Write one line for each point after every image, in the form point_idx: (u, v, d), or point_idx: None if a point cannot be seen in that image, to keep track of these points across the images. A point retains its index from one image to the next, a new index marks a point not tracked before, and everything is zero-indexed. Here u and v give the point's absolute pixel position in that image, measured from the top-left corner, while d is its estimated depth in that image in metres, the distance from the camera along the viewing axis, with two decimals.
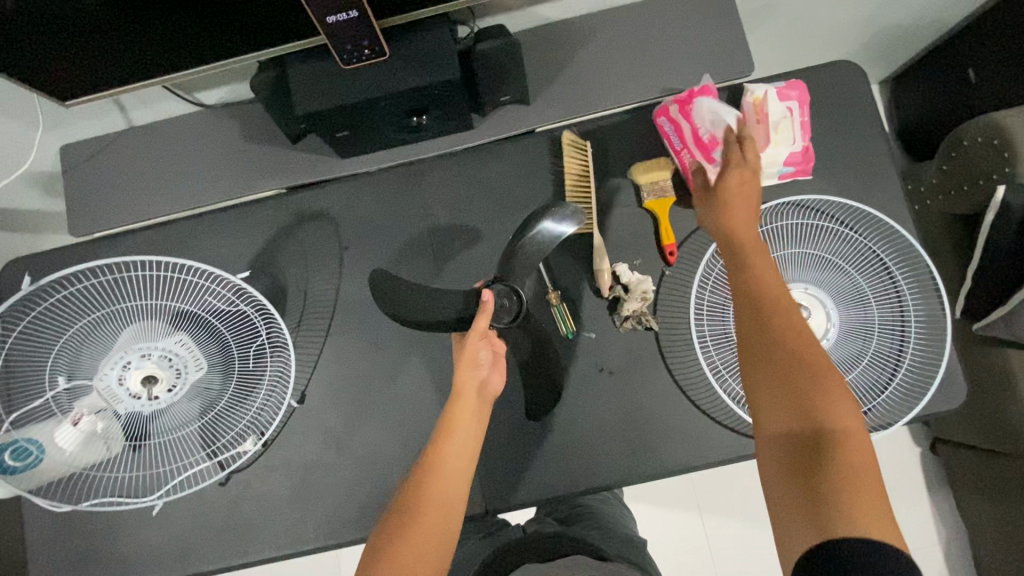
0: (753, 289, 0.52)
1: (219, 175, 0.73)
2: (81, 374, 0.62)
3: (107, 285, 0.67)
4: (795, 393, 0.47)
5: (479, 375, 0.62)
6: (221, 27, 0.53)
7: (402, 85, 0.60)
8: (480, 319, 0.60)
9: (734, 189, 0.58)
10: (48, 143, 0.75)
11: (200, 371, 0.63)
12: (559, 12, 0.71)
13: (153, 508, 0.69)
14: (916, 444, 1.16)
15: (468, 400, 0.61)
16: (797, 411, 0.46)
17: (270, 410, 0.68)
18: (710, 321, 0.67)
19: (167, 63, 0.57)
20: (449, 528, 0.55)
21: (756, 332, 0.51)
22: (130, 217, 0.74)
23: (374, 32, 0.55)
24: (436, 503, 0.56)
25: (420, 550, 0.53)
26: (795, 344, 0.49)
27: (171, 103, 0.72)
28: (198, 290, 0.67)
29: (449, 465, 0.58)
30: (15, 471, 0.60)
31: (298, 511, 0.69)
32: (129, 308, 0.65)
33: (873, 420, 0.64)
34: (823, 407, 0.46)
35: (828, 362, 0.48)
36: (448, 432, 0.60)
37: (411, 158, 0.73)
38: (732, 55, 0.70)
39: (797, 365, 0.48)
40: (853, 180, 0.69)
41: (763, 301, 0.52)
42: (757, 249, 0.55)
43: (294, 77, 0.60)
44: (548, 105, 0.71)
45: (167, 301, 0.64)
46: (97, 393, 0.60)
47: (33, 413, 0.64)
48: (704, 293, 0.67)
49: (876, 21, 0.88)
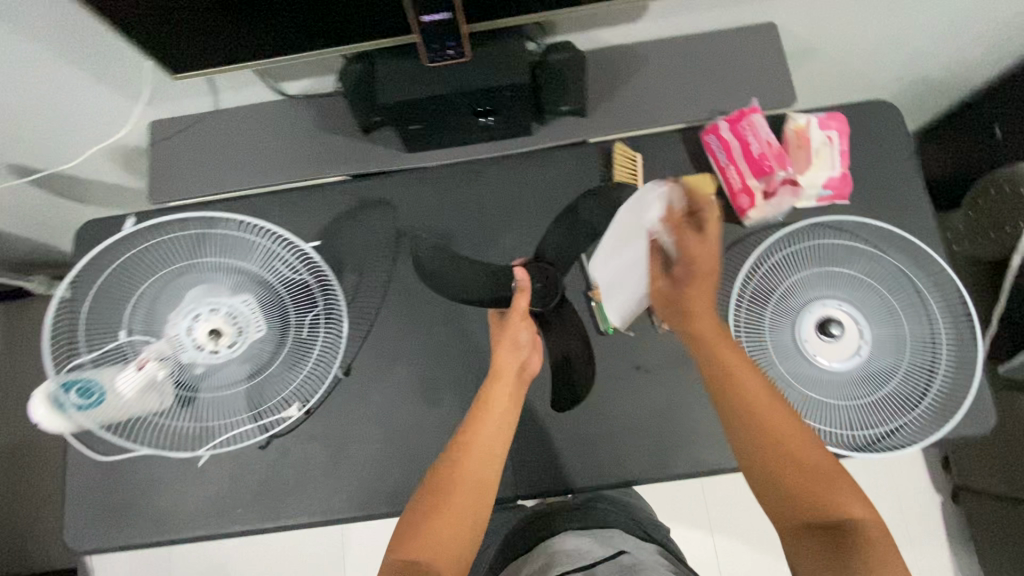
0: (732, 391, 0.59)
1: (292, 158, 0.79)
2: (150, 325, 0.66)
3: (174, 241, 0.70)
4: (801, 486, 0.54)
5: (512, 355, 0.66)
6: (325, 20, 0.59)
7: (477, 85, 0.65)
8: (523, 297, 0.67)
9: (691, 296, 0.62)
10: (138, 118, 0.81)
11: (260, 332, 0.67)
12: (619, 37, 0.78)
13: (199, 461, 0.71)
14: (933, 489, 1.16)
15: (506, 380, 0.65)
16: (804, 502, 0.54)
17: (316, 380, 0.71)
18: (747, 335, 0.69)
19: (267, 49, 0.63)
20: (475, 512, 0.59)
21: (751, 434, 0.57)
22: (205, 190, 0.79)
23: (459, 34, 0.60)
24: (465, 489, 0.59)
25: (447, 529, 0.57)
26: (784, 438, 0.56)
27: (257, 90, 0.79)
28: (266, 254, 0.69)
29: (482, 450, 0.62)
30: (77, 408, 0.62)
31: (333, 480, 0.71)
32: (199, 266, 0.68)
33: (910, 436, 0.66)
34: (823, 492, 0.53)
35: (811, 447, 0.56)
36: (481, 416, 0.63)
37: (469, 157, 0.78)
38: (778, 87, 0.75)
39: (791, 457, 0.55)
40: (888, 209, 0.73)
41: (753, 404, 0.58)
42: (723, 349, 0.60)
43: (380, 70, 0.66)
44: (602, 117, 0.76)
45: (238, 263, 0.68)
46: (166, 341, 0.64)
47: (96, 358, 0.66)
48: (740, 308, 0.70)
49: (909, 74, 0.94)
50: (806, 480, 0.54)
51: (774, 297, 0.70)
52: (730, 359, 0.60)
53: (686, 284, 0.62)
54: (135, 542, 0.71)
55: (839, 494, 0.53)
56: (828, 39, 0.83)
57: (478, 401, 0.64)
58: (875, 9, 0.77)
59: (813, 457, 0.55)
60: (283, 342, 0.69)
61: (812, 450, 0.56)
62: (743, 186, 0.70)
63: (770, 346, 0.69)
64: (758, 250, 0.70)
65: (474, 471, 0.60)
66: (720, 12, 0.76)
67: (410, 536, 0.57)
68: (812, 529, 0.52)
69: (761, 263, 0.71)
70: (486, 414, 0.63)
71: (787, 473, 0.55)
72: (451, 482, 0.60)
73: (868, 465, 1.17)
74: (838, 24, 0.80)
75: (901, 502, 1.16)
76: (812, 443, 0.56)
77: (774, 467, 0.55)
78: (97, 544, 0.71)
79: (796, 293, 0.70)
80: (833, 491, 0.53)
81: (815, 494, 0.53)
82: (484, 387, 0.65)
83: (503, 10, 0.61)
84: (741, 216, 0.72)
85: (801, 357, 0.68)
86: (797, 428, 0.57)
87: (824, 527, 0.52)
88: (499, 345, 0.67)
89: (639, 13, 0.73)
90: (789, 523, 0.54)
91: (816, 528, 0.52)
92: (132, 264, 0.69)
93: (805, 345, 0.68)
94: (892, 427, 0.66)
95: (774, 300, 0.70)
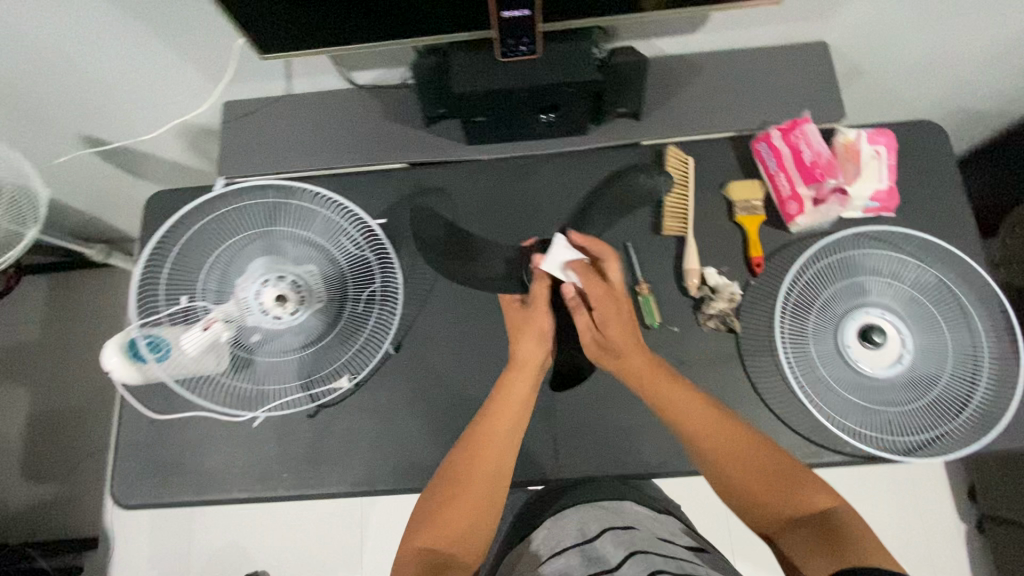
0: (686, 417, 0.65)
1: (357, 144, 0.83)
2: (221, 290, 0.70)
3: (244, 208, 0.74)
4: (766, 493, 0.62)
5: (538, 341, 0.71)
6: (411, 11, 0.63)
7: (545, 80, 0.69)
8: (545, 286, 0.73)
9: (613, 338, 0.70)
10: (214, 98, 0.86)
11: (320, 303, 0.71)
12: (677, 48, 0.81)
13: (253, 422, 0.74)
14: (958, 519, 1.15)
15: (530, 370, 0.70)
16: (769, 501, 0.62)
17: (366, 355, 0.73)
18: (791, 344, 0.71)
19: (351, 36, 0.67)
20: (489, 502, 0.64)
21: (712, 452, 0.64)
22: (271, 168, 0.83)
23: (535, 30, 0.64)
24: (480, 481, 0.64)
25: (462, 517, 0.63)
26: (743, 453, 0.64)
27: (329, 78, 0.83)
28: (332, 229, 0.73)
29: (496, 444, 0.66)
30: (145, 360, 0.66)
31: (378, 453, 0.72)
32: (270, 235, 0.72)
33: (952, 443, 0.67)
34: (780, 487, 0.62)
35: (760, 453, 0.64)
36: (496, 412, 0.67)
37: (526, 152, 0.82)
38: (829, 103, 0.78)
39: (751, 465, 0.63)
40: (932, 225, 0.75)
41: (705, 425, 0.65)
42: (660, 380, 0.68)
43: (455, 63, 0.70)
44: (657, 122, 0.79)
45: (307, 234, 0.72)
46: (234, 304, 0.68)
47: (168, 315, 0.70)
48: (784, 318, 0.72)
49: (952, 103, 0.96)
50: (770, 486, 0.62)
51: (818, 305, 0.72)
52: (672, 394, 0.67)
53: (607, 326, 0.70)
54: (180, 500, 0.72)
55: (804, 490, 0.61)
56: (876, 63, 0.86)
57: (493, 400, 0.68)
58: (925, 36, 0.80)
59: (773, 462, 0.63)
60: (339, 315, 0.72)
61: (762, 453, 0.64)
62: (791, 193, 0.73)
63: (814, 354, 0.71)
64: (804, 257, 0.72)
65: (489, 465, 0.65)
66: (776, 30, 0.79)
67: (431, 524, 0.63)
68: (786, 528, 0.60)
69: (807, 269, 0.73)
70: (501, 414, 0.67)
71: (748, 479, 0.63)
72: (467, 474, 0.64)
73: (891, 489, 1.16)
74: (888, 49, 0.84)
75: (922, 528, 1.15)
76: (760, 448, 0.64)
77: (737, 476, 0.63)
78: (141, 500, 0.72)
79: (838, 301, 0.72)
80: (797, 489, 0.62)
81: (776, 491, 0.62)
82: (504, 380, 0.70)
83: (574, 11, 0.65)
84: (788, 222, 0.74)
85: (843, 363, 0.70)
86: (747, 438, 0.65)
87: (796, 522, 0.60)
88: (523, 333, 0.72)
89: (700, 25, 0.77)
90: (767, 527, 0.62)
91: (791, 525, 0.60)
92: (205, 230, 0.73)
93: (848, 351, 0.70)
94: (934, 435, 0.67)
95: (818, 306, 0.72)
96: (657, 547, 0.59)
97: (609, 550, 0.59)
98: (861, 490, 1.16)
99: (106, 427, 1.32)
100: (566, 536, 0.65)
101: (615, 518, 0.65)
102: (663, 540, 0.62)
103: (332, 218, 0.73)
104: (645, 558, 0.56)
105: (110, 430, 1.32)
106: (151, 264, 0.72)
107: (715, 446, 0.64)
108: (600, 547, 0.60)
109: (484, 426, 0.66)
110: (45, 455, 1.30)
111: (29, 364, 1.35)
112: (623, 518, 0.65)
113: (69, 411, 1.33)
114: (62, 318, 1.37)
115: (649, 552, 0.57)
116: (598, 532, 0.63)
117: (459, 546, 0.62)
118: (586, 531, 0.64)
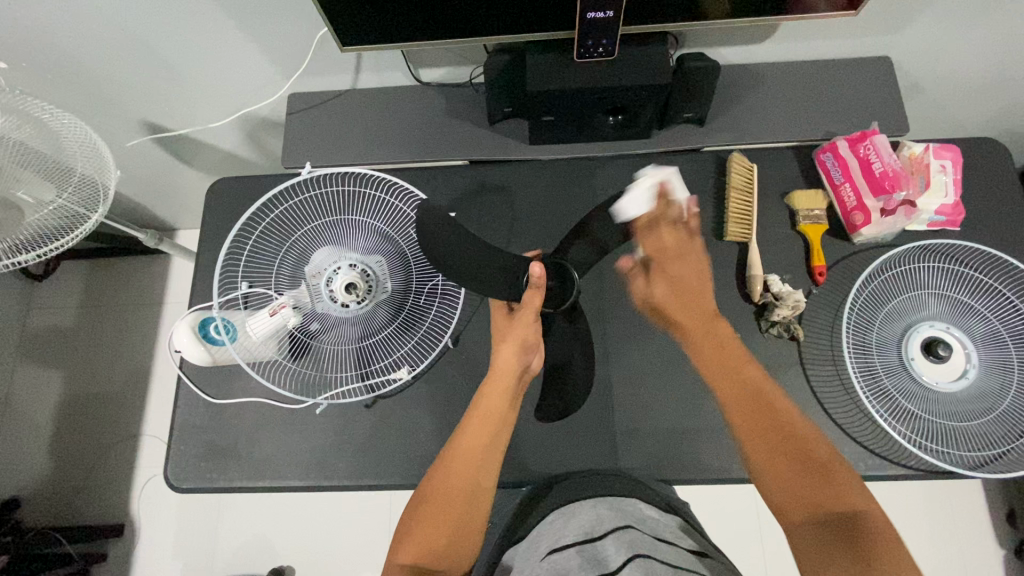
0: (747, 387, 0.64)
1: (418, 137, 0.83)
2: (298, 279, 0.73)
3: (323, 198, 0.77)
4: (800, 483, 0.56)
5: (522, 365, 0.69)
6: (495, 11, 0.63)
7: (620, 83, 0.69)
8: (540, 296, 0.68)
9: (665, 271, 0.72)
10: (279, 89, 0.87)
11: (385, 293, 0.71)
12: (741, 58, 0.82)
13: (316, 409, 0.73)
14: (995, 541, 1.13)
15: (503, 384, 0.67)
16: (808, 499, 0.55)
17: (425, 347, 0.73)
18: (856, 359, 0.71)
19: (429, 33, 0.66)
20: (474, 514, 0.61)
21: (768, 424, 0.61)
22: (330, 158, 0.82)
23: (615, 33, 0.64)
24: (461, 489, 0.61)
25: (441, 530, 0.59)
26: (781, 436, 0.60)
27: (394, 74, 0.84)
28: (403, 220, 0.75)
29: (477, 454, 0.63)
30: (216, 342, 0.72)
31: (434, 446, 0.72)
32: (345, 225, 0.75)
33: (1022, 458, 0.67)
34: (828, 486, 0.55)
35: (811, 441, 0.59)
36: (473, 422, 0.65)
37: (587, 153, 0.82)
38: (893, 118, 0.79)
39: (800, 453, 0.58)
40: (992, 241, 0.76)
41: (765, 398, 0.63)
42: (716, 331, 0.69)
43: (530, 61, 0.70)
44: (720, 129, 0.80)
45: (376, 222, 0.74)
46: (307, 290, 0.71)
47: (246, 298, 0.74)
48: (847, 334, 0.72)
49: (1005, 122, 0.96)
50: (795, 474, 0.57)
51: (882, 318, 0.72)
52: (729, 352, 0.67)
53: (669, 266, 0.72)
54: (234, 485, 0.72)
55: (834, 488, 0.55)
56: (936, 80, 0.87)
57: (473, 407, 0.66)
58: (988, 55, 0.81)
59: (811, 453, 0.58)
60: (400, 306, 0.72)
61: (807, 441, 0.59)
62: (857, 203, 0.73)
63: (880, 368, 0.70)
64: (871, 267, 0.72)
65: (470, 477, 0.62)
66: (843, 43, 0.79)
67: (415, 532, 0.59)
68: (809, 523, 0.54)
69: (870, 281, 0.73)
70: (485, 419, 0.65)
71: (797, 460, 0.58)
72: (447, 484, 0.61)
73: (927, 510, 1.15)
74: (951, 67, 0.84)
75: (959, 550, 1.14)
76: (810, 436, 0.60)
77: (782, 458, 0.58)
78: (197, 484, 0.72)
79: (900, 315, 0.72)
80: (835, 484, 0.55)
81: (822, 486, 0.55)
82: (481, 393, 0.67)
83: (653, 15, 0.65)
84: (852, 232, 0.74)
85: (907, 376, 0.70)
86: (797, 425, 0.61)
87: (819, 523, 0.53)
88: (506, 340, 0.69)
89: (769, 35, 0.78)
90: (792, 521, 0.55)
91: (812, 527, 0.53)
92: (287, 219, 0.78)
93: (910, 363, 0.70)
94: (1001, 449, 0.67)
95: (881, 320, 0.72)
96: (661, 553, 0.52)
97: (612, 552, 0.53)
98: (895, 506, 1.16)
99: (136, 414, 1.32)
100: (569, 532, 0.59)
101: (624, 514, 0.60)
102: (667, 545, 0.56)
103: (405, 209, 0.76)
104: (647, 565, 0.49)
105: (140, 417, 1.32)
106: (238, 248, 0.78)
107: (768, 421, 0.61)
108: (601, 547, 0.54)
109: (462, 435, 0.64)
110: (74, 437, 1.31)
111: (66, 347, 1.36)
112: (630, 518, 0.59)
113: (102, 394, 1.33)
114: (99, 304, 1.39)
115: (651, 558, 0.51)
116: (605, 532, 0.57)
117: (445, 560, 0.57)
118: (590, 530, 0.58)
